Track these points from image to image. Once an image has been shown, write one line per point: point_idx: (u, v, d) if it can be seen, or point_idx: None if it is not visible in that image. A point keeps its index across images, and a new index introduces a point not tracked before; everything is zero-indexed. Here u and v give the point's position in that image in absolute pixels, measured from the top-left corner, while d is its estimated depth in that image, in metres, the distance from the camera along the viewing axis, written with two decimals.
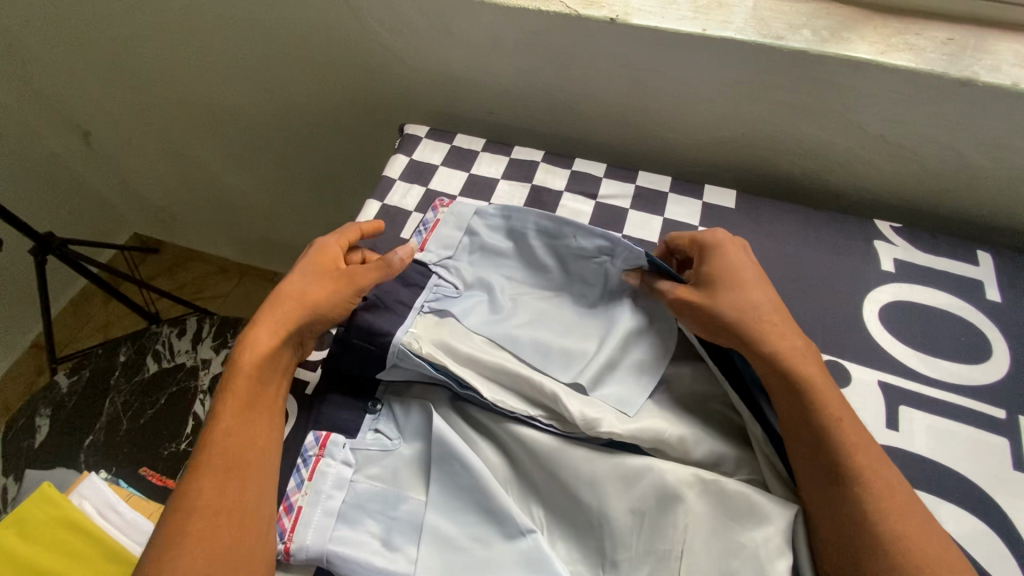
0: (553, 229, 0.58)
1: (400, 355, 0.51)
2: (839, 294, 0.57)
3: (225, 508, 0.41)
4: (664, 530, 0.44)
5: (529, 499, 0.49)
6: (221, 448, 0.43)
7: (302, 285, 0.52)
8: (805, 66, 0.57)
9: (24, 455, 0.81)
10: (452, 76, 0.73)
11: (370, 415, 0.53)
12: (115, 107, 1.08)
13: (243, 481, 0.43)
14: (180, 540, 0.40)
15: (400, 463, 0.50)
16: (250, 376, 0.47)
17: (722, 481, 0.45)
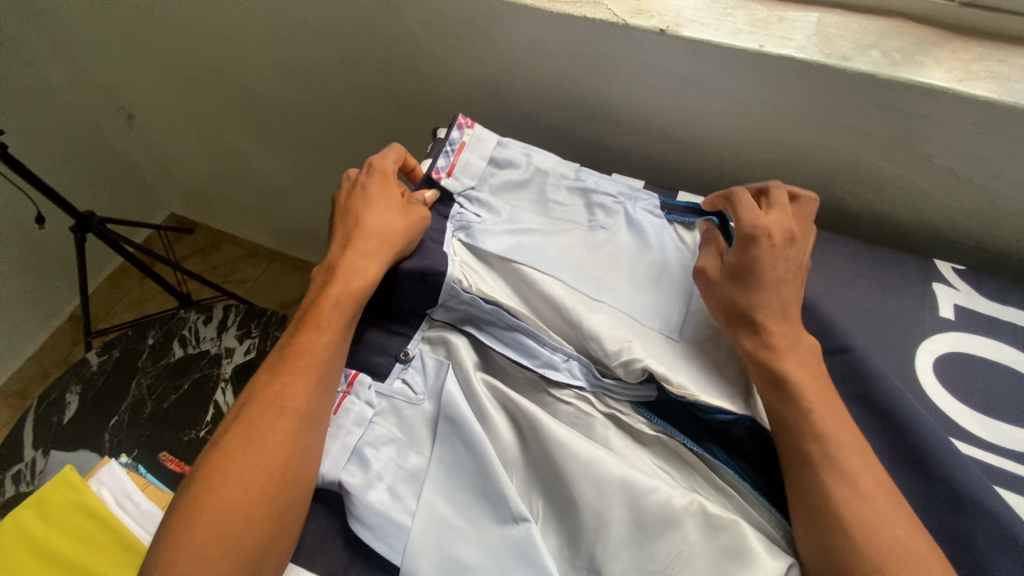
0: (572, 174, 0.61)
1: (453, 294, 0.52)
2: (892, 337, 0.52)
3: (299, 426, 0.44)
4: (654, 549, 0.42)
5: (531, 490, 0.46)
6: (306, 371, 0.46)
7: (386, 218, 0.53)
8: (871, 89, 0.53)
9: (54, 429, 0.84)
10: (490, 79, 0.70)
11: (400, 364, 0.52)
12: (155, 89, 1.09)
13: (318, 406, 0.46)
14: (256, 441, 0.43)
15: (418, 420, 0.48)
16: (342, 302, 0.50)
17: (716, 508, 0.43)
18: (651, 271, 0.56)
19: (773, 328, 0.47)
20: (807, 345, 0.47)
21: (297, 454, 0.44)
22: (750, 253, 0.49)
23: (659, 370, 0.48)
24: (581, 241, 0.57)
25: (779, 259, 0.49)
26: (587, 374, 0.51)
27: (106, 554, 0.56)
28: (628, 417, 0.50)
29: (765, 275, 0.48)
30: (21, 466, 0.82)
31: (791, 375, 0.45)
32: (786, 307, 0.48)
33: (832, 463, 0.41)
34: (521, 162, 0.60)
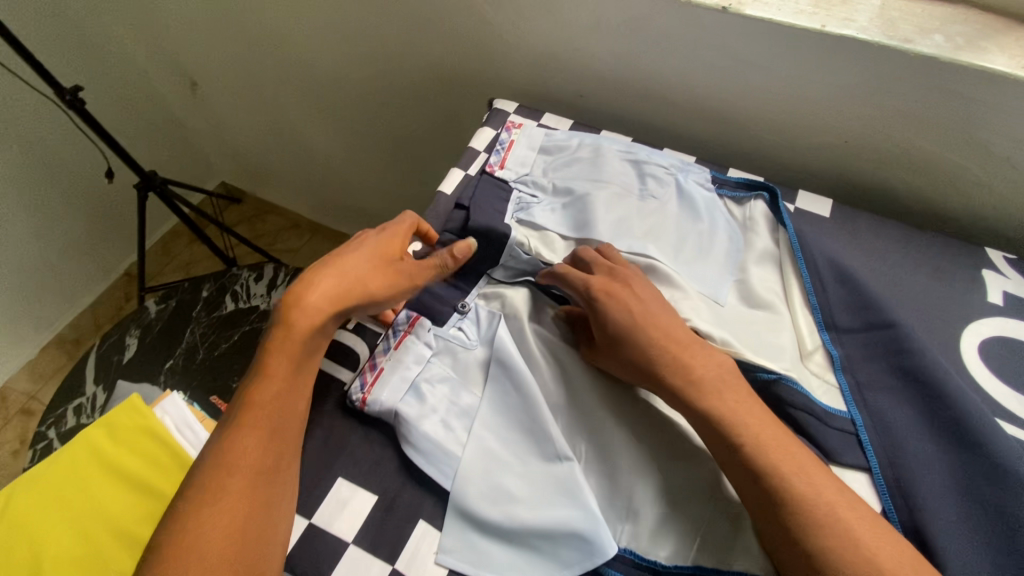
0: (624, 149, 0.64)
1: (513, 255, 0.56)
2: (938, 319, 0.52)
3: (255, 486, 0.41)
4: (684, 491, 0.45)
5: (577, 434, 0.48)
6: (257, 425, 0.43)
7: (352, 262, 0.50)
8: (930, 72, 0.53)
9: (115, 368, 0.90)
10: (547, 55, 0.73)
11: (457, 314, 0.54)
12: (219, 59, 1.15)
13: (276, 455, 0.43)
14: (208, 500, 0.40)
15: (472, 362, 0.51)
16: (294, 350, 0.46)
17: None
18: (701, 243, 0.58)
19: (691, 359, 0.46)
20: (701, 373, 0.45)
21: (255, 513, 0.40)
22: (598, 314, 0.48)
23: (713, 333, 0.50)
24: (634, 209, 0.59)
25: (620, 305, 0.48)
26: None
27: (167, 476, 0.60)
28: None
29: (627, 323, 0.47)
30: (82, 400, 0.87)
31: (724, 409, 0.43)
32: (656, 346, 0.46)
33: (791, 475, 0.40)
34: (570, 146, 0.65)
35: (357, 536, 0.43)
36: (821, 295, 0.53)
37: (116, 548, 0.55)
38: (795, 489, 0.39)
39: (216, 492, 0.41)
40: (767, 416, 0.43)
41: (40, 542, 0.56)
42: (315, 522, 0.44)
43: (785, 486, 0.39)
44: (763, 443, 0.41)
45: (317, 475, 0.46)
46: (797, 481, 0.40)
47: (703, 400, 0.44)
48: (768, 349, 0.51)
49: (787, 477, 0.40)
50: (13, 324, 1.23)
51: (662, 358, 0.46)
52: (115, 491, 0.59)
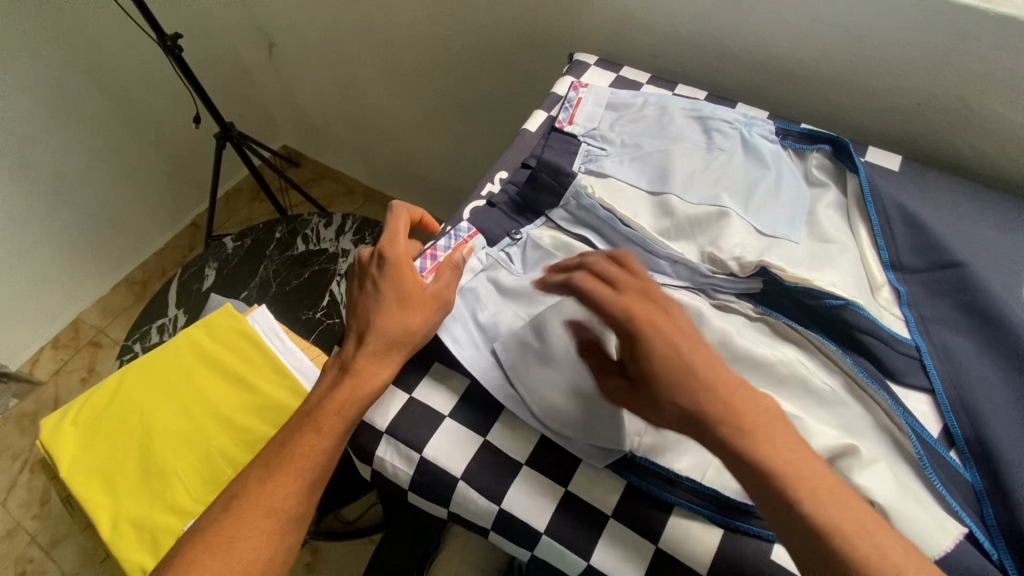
0: (690, 106, 0.66)
1: (576, 197, 0.57)
2: (1004, 266, 0.55)
3: (282, 527, 0.44)
4: None
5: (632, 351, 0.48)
6: (300, 475, 0.45)
7: (399, 317, 0.48)
8: (1007, 31, 0.56)
9: (195, 294, 0.97)
10: (628, 14, 0.76)
11: (508, 239, 0.56)
12: (299, 20, 1.21)
13: (306, 499, 0.45)
14: (240, 538, 0.43)
15: (516, 284, 0.52)
16: (342, 411, 0.46)
17: (813, 379, 0.47)
18: (770, 191, 0.60)
19: (738, 407, 0.37)
20: (751, 420, 0.37)
21: (277, 549, 0.43)
22: (635, 347, 0.39)
23: (785, 277, 0.50)
24: (701, 161, 0.61)
25: (667, 341, 0.39)
26: (691, 274, 0.54)
27: (260, 371, 0.65)
28: (738, 307, 0.52)
29: (671, 360, 0.38)
30: (165, 320, 0.95)
31: (780, 461, 0.35)
32: (701, 391, 0.37)
33: (855, 539, 0.34)
34: (635, 104, 0.67)
35: (452, 411, 0.47)
36: (904, 237, 0.55)
37: (216, 429, 0.61)
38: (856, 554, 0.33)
39: (245, 531, 0.43)
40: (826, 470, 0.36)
41: (151, 422, 0.62)
42: (415, 396, 0.48)
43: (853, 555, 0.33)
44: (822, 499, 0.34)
45: (414, 360, 0.50)
46: (864, 545, 0.33)
47: (761, 453, 0.36)
48: (840, 281, 0.53)
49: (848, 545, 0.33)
50: (90, 258, 1.32)
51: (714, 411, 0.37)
52: (213, 380, 0.65)
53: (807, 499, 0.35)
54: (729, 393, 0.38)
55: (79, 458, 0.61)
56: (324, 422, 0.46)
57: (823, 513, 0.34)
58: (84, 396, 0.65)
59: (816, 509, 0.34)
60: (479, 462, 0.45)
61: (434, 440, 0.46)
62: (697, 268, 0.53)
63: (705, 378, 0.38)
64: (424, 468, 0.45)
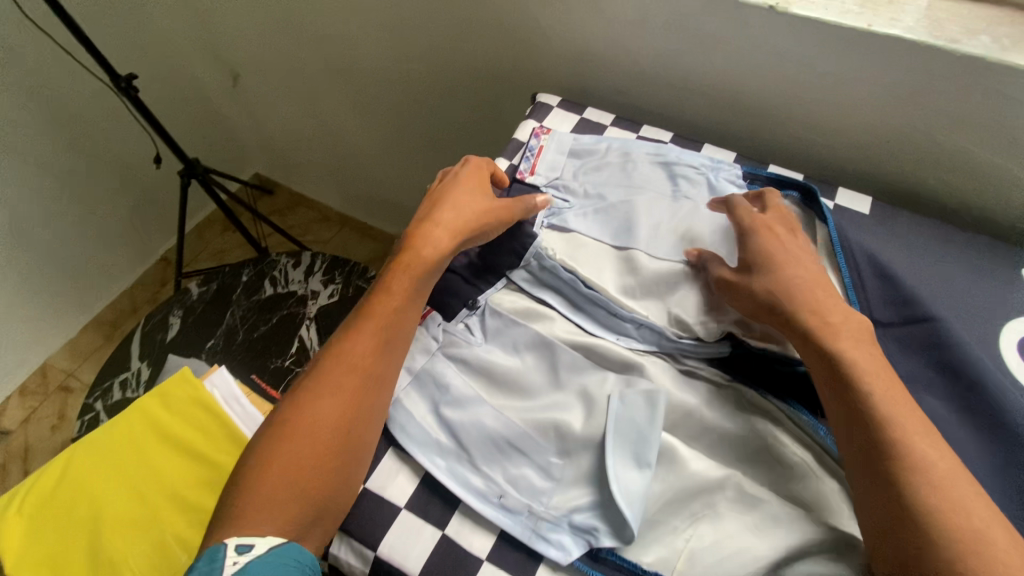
0: (654, 151, 0.64)
1: (537, 259, 0.55)
2: (976, 317, 0.53)
3: (367, 380, 0.45)
4: (709, 495, 0.43)
5: (596, 437, 0.45)
6: (375, 332, 0.47)
7: (467, 201, 0.54)
8: (976, 72, 0.54)
9: (159, 345, 0.94)
10: (591, 51, 0.74)
11: (465, 310, 0.54)
12: (261, 52, 1.18)
13: (386, 358, 0.47)
14: (323, 392, 0.44)
15: (476, 361, 0.50)
16: (413, 274, 0.50)
17: (784, 451, 0.45)
18: None
19: (824, 303, 0.46)
20: (838, 324, 0.45)
21: (362, 405, 0.44)
22: (753, 244, 0.51)
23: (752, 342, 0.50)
24: (666, 210, 0.59)
25: (776, 245, 0.50)
26: (659, 338, 0.51)
27: (216, 444, 0.63)
28: (705, 373, 0.50)
29: (780, 258, 0.49)
30: (128, 374, 0.91)
31: (853, 352, 0.42)
32: (796, 287, 0.47)
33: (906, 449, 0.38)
34: (599, 150, 0.65)
35: (409, 502, 0.45)
36: (880, 292, 0.54)
37: (172, 513, 0.58)
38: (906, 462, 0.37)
39: (331, 381, 0.45)
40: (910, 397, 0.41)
41: (98, 508, 0.59)
42: (370, 486, 0.45)
43: (901, 469, 0.37)
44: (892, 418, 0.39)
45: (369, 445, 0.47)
46: (915, 439, 0.38)
47: (840, 347, 0.43)
48: None
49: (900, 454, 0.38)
50: (56, 302, 1.28)
51: (807, 299, 0.46)
52: (167, 456, 0.62)
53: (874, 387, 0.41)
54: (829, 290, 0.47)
55: (26, 548, 0.58)
56: (394, 285, 0.49)
57: (882, 398, 0.40)
58: (33, 477, 0.62)
59: (882, 398, 0.40)
60: (437, 558, 0.43)
61: (388, 536, 0.44)
62: (664, 333, 0.51)
63: (806, 275, 0.48)
64: (379, 567, 0.43)
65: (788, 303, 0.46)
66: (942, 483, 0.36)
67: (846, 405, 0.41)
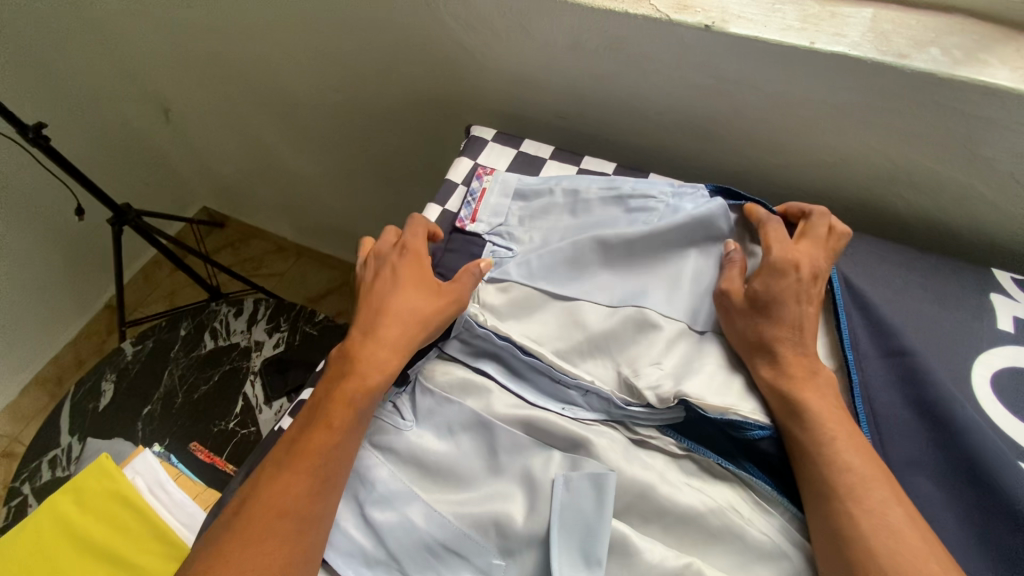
0: (607, 186, 0.58)
1: (468, 328, 0.50)
2: (947, 351, 0.49)
3: (299, 527, 0.39)
4: None
5: (537, 532, 0.41)
6: (312, 468, 0.41)
7: (412, 300, 0.48)
8: (929, 89, 0.50)
9: (90, 417, 0.86)
10: (523, 75, 0.68)
11: (393, 387, 0.49)
12: (189, 85, 1.10)
13: (321, 501, 0.41)
14: (246, 550, 0.38)
15: (405, 448, 0.45)
16: (355, 398, 0.44)
17: (747, 531, 0.41)
18: (698, 282, 0.52)
19: (791, 361, 0.45)
20: (803, 369, 0.44)
21: (294, 558, 0.39)
22: (769, 275, 0.48)
23: (708, 406, 0.44)
24: (622, 249, 0.53)
25: (792, 281, 0.47)
26: (608, 406, 0.46)
27: (138, 545, 0.57)
28: (658, 441, 0.45)
29: (787, 302, 0.47)
30: (57, 451, 0.84)
31: (815, 400, 0.43)
32: (784, 331, 0.46)
33: (868, 521, 0.38)
34: (546, 189, 0.59)
35: None
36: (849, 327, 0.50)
37: None
38: (868, 535, 0.37)
39: (256, 535, 0.38)
40: (878, 461, 0.40)
41: None
42: None
43: (856, 549, 0.37)
44: (857, 490, 0.39)
45: None
46: (872, 489, 0.39)
47: (806, 396, 0.43)
48: None
49: (863, 527, 0.37)
50: None
51: (787, 346, 0.45)
52: (87, 565, 0.56)
53: (832, 436, 0.41)
54: (805, 346, 0.45)
55: None
56: (332, 412, 0.44)
57: (841, 448, 0.40)
58: None
59: (836, 448, 0.41)
60: None
61: None
62: (612, 400, 0.46)
63: (793, 322, 0.46)
64: None
65: (777, 348, 0.45)
66: (894, 534, 0.37)
67: (802, 455, 0.42)
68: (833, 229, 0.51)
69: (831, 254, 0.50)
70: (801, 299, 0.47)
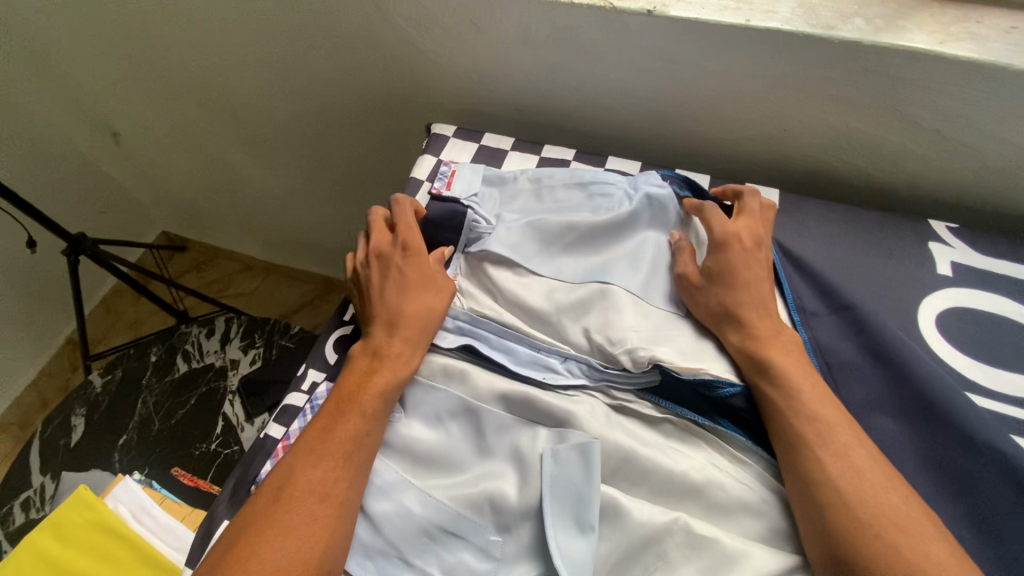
0: (569, 173, 0.60)
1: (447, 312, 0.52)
2: (895, 298, 0.53)
3: (338, 512, 0.40)
4: (651, 547, 0.40)
5: (530, 505, 0.42)
6: (347, 454, 0.42)
7: (427, 291, 0.50)
8: (857, 57, 0.54)
9: (62, 453, 0.83)
10: (477, 71, 0.70)
11: None
12: (137, 106, 1.08)
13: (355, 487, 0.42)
14: (288, 537, 0.38)
15: (394, 440, 0.46)
16: (383, 386, 0.46)
17: (726, 483, 0.43)
18: (658, 254, 0.54)
19: (758, 325, 0.47)
20: (765, 329, 0.47)
21: (334, 541, 0.39)
22: (718, 253, 0.50)
23: (681, 369, 0.46)
24: (585, 229, 0.54)
25: (739, 257, 0.50)
26: (588, 370, 0.48)
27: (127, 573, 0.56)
28: (637, 408, 0.47)
29: (740, 273, 0.49)
30: (30, 493, 0.80)
31: (779, 357, 0.45)
32: (743, 299, 0.48)
33: (835, 465, 0.40)
34: (512, 176, 0.60)
35: None
36: (802, 284, 0.54)
37: None
38: (836, 477, 0.40)
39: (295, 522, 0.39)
40: (840, 408, 0.43)
41: None
42: None
43: (826, 488, 0.39)
44: (823, 436, 0.41)
45: None
46: (836, 432, 0.42)
47: (770, 354, 0.45)
48: None
49: (830, 470, 0.40)
50: None
51: (749, 313, 0.48)
52: None
53: (797, 390, 0.44)
54: (765, 311, 0.48)
55: None
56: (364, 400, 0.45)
57: (807, 401, 0.43)
58: None
59: (802, 400, 0.43)
60: None
61: None
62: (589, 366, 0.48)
63: (748, 289, 0.49)
64: None
65: (739, 316, 0.48)
66: (858, 473, 0.40)
67: (772, 408, 0.44)
68: (762, 203, 0.55)
69: (766, 224, 0.54)
70: (750, 268, 0.50)
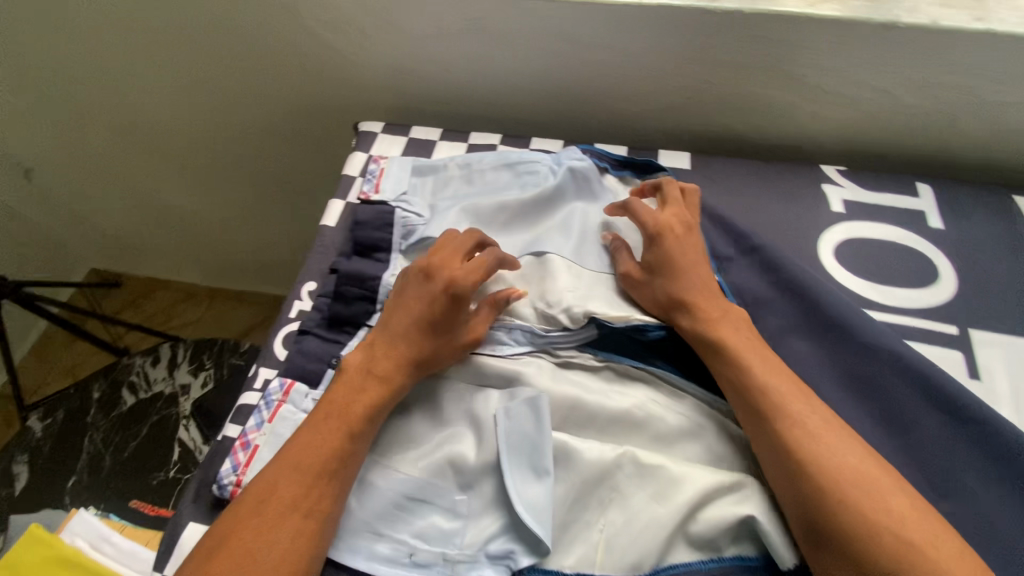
0: (496, 155, 0.63)
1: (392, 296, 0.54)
2: (799, 238, 0.59)
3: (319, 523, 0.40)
4: (604, 481, 0.44)
5: (489, 461, 0.45)
6: (334, 471, 0.42)
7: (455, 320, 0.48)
8: (739, 24, 0.59)
9: (6, 504, 0.79)
10: (398, 68, 0.72)
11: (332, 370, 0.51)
12: (49, 138, 1.03)
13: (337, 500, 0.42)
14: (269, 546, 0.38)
15: None
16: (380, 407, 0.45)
17: (666, 417, 0.47)
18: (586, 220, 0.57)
19: (705, 306, 0.49)
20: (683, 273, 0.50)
21: (315, 550, 0.39)
22: (656, 246, 0.52)
23: (613, 318, 0.50)
24: (514, 208, 0.58)
25: (678, 246, 0.52)
26: (531, 338, 0.51)
27: None
28: (580, 362, 0.51)
29: (682, 261, 0.51)
30: None
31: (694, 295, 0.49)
32: (690, 284, 0.50)
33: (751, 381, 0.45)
34: (441, 165, 0.63)
35: None
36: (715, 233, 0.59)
37: None
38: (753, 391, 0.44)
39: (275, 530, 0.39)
40: (750, 329, 0.48)
41: None
42: None
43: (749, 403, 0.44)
44: (738, 356, 0.46)
45: None
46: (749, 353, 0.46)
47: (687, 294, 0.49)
48: None
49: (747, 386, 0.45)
50: None
51: (695, 295, 0.49)
52: None
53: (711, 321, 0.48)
54: (710, 290, 0.50)
55: None
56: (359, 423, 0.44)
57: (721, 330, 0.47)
58: None
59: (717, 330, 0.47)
60: None
61: None
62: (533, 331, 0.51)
63: (693, 275, 0.50)
64: None
65: (688, 301, 0.49)
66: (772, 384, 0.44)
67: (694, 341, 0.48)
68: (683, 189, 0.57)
69: (692, 209, 0.56)
70: (694, 257, 0.52)
